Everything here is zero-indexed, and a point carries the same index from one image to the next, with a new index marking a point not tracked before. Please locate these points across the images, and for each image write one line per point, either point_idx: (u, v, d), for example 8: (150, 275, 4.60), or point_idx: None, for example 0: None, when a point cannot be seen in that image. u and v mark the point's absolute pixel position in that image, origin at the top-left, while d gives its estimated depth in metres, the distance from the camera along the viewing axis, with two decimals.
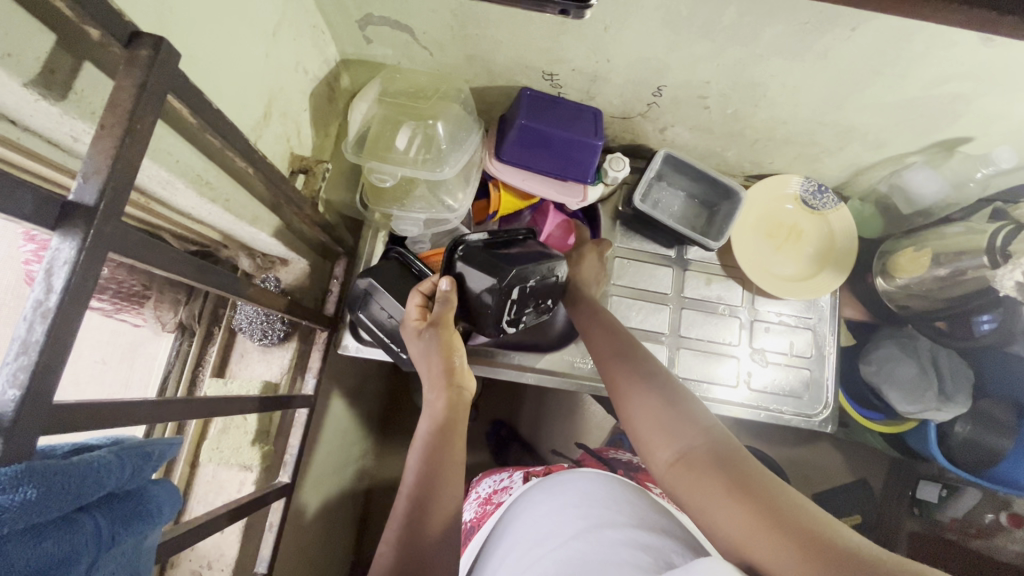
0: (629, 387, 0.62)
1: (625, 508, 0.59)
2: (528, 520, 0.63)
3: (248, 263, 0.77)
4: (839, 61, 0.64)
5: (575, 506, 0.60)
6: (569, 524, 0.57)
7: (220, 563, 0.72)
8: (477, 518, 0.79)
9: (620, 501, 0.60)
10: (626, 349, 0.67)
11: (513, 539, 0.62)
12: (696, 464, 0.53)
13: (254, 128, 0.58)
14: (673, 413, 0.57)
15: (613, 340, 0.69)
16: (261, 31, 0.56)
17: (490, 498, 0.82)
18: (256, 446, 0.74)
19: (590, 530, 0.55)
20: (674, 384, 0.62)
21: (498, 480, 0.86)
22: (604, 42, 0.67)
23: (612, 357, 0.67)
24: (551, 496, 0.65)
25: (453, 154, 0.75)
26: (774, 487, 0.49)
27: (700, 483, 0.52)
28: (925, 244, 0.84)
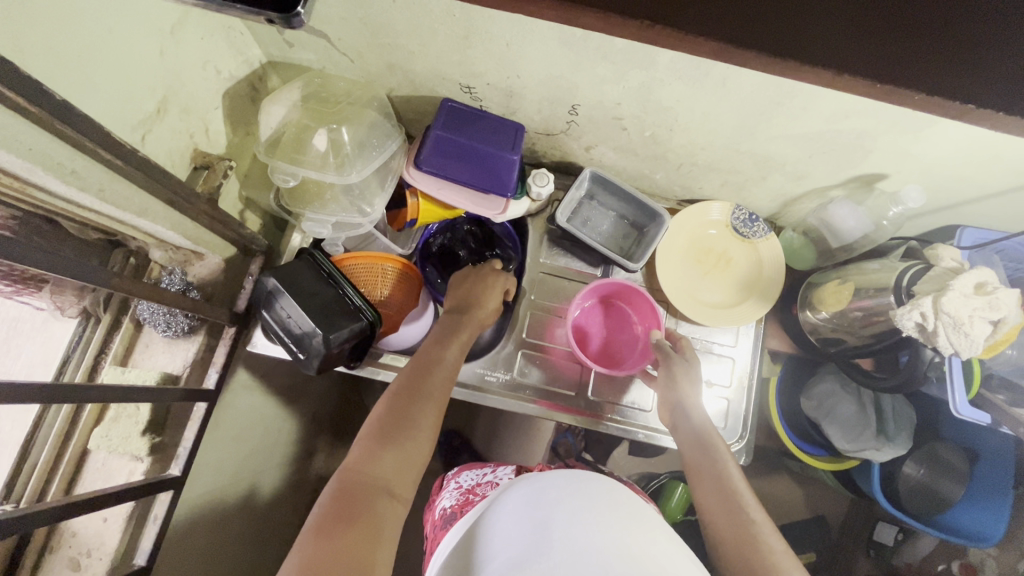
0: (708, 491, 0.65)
1: (618, 501, 0.60)
2: (508, 505, 0.62)
3: (160, 255, 0.75)
4: (738, 89, 0.64)
5: (563, 493, 0.60)
6: (563, 511, 0.56)
7: (100, 551, 0.72)
8: (458, 505, 0.79)
9: (606, 497, 0.60)
10: (716, 457, 0.68)
11: (492, 520, 0.61)
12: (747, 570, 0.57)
13: (144, 122, 0.59)
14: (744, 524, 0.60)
15: (702, 444, 0.70)
16: (154, 28, 0.57)
17: (472, 489, 0.83)
18: (147, 436, 0.75)
19: (591, 517, 0.55)
20: (744, 491, 0.64)
21: (482, 475, 0.88)
22: (510, 57, 0.68)
23: (696, 451, 0.69)
24: (534, 484, 0.64)
25: (361, 160, 0.76)
26: None
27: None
28: (849, 278, 0.83)
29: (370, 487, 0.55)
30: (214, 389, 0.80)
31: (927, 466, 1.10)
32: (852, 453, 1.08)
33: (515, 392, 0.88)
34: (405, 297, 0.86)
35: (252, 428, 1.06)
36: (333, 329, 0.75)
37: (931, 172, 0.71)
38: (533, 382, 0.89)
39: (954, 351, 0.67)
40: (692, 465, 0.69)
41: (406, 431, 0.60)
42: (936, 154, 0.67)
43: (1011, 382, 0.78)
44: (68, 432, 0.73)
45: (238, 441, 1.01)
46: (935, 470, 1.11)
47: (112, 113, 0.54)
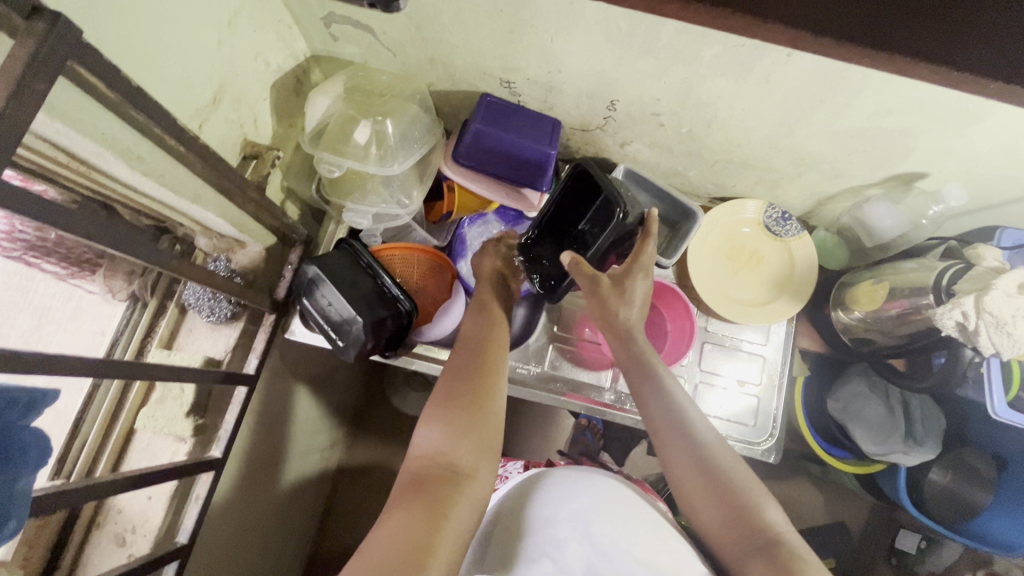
0: (675, 452, 0.65)
1: (625, 507, 0.66)
2: (535, 500, 0.68)
3: (205, 243, 0.77)
4: (781, 85, 0.64)
5: (585, 492, 0.67)
6: (580, 515, 0.64)
7: (144, 528, 0.74)
8: None
9: (617, 492, 0.68)
10: (676, 416, 0.66)
11: (523, 517, 0.67)
12: (756, 559, 0.57)
13: (200, 112, 0.61)
14: (717, 485, 0.62)
15: (656, 393, 0.68)
16: (213, 20, 0.59)
17: None
18: (191, 418, 0.77)
19: (601, 536, 0.62)
20: (714, 447, 0.64)
21: (492, 470, 0.88)
22: (553, 52, 0.69)
23: (654, 413, 0.68)
24: (563, 478, 0.69)
25: (403, 153, 0.78)
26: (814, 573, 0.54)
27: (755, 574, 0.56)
28: (883, 278, 0.83)
29: None
30: (254, 373, 0.82)
31: (953, 471, 1.10)
32: (880, 456, 1.07)
33: (546, 386, 0.89)
34: (438, 288, 0.87)
35: (281, 416, 1.08)
36: (373, 318, 0.76)
37: (972, 170, 0.71)
38: (564, 375, 0.90)
39: (995, 352, 0.67)
40: (652, 425, 0.68)
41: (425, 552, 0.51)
42: (980, 152, 0.67)
43: None
44: (116, 411, 0.75)
45: (269, 427, 1.04)
46: (963, 476, 1.10)
47: (172, 101, 0.56)
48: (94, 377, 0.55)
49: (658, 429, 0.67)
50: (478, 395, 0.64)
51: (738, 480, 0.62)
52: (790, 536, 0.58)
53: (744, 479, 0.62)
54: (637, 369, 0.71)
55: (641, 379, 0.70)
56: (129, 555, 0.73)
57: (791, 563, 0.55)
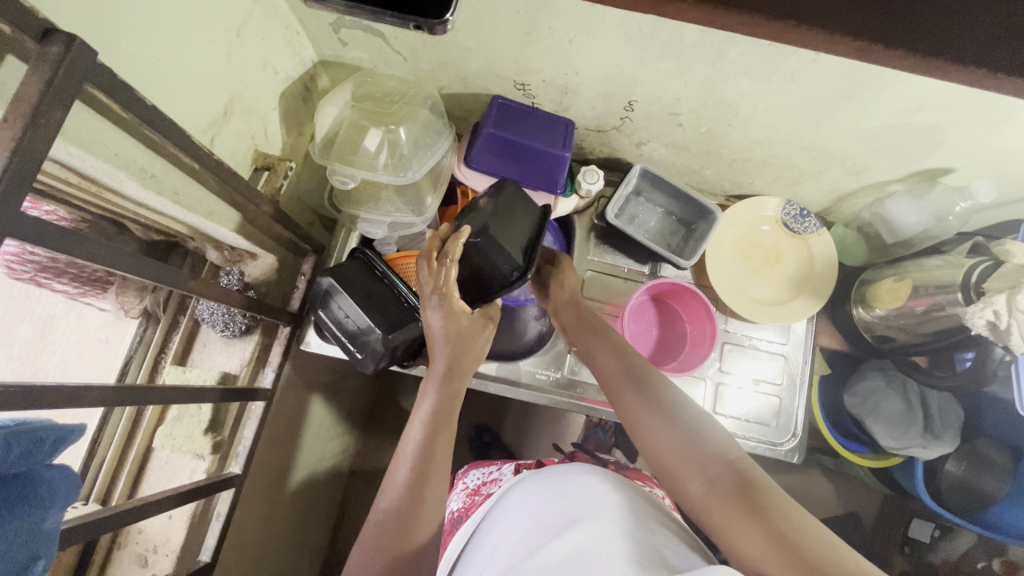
0: (625, 395, 0.65)
1: (614, 497, 0.58)
2: (508, 516, 0.62)
3: (216, 255, 0.76)
4: (806, 83, 0.62)
5: (566, 494, 0.59)
6: (562, 513, 0.56)
7: (166, 548, 0.73)
8: (464, 509, 0.80)
9: (595, 490, 0.59)
10: (630, 371, 0.67)
11: (499, 530, 0.60)
12: (724, 497, 0.53)
13: (211, 125, 0.60)
14: (671, 425, 0.60)
15: (611, 352, 0.71)
16: (222, 31, 0.57)
17: (478, 489, 0.83)
18: (210, 435, 0.75)
19: (582, 516, 0.53)
20: (667, 391, 0.64)
21: (488, 473, 0.87)
22: (571, 54, 0.67)
23: (608, 368, 0.69)
24: (536, 488, 0.63)
25: (417, 160, 0.76)
26: (781, 503, 0.51)
27: (721, 514, 0.53)
28: (906, 275, 0.81)
29: None
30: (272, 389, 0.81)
31: (969, 463, 1.10)
32: (899, 450, 1.07)
33: (563, 392, 0.88)
34: None
35: (295, 426, 1.07)
36: (392, 329, 0.74)
37: (1001, 165, 0.69)
38: (583, 380, 0.89)
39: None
40: (605, 379, 0.69)
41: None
42: (1010, 147, 0.65)
43: None
44: (133, 429, 0.75)
45: (284, 438, 1.03)
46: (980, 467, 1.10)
47: (184, 116, 0.54)
48: (114, 404, 0.53)
49: (616, 389, 0.67)
50: (433, 431, 0.62)
51: (692, 420, 0.61)
52: (752, 468, 0.56)
53: (705, 423, 0.61)
54: (591, 333, 0.74)
55: (596, 338, 0.74)
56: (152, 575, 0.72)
57: (760, 498, 0.52)
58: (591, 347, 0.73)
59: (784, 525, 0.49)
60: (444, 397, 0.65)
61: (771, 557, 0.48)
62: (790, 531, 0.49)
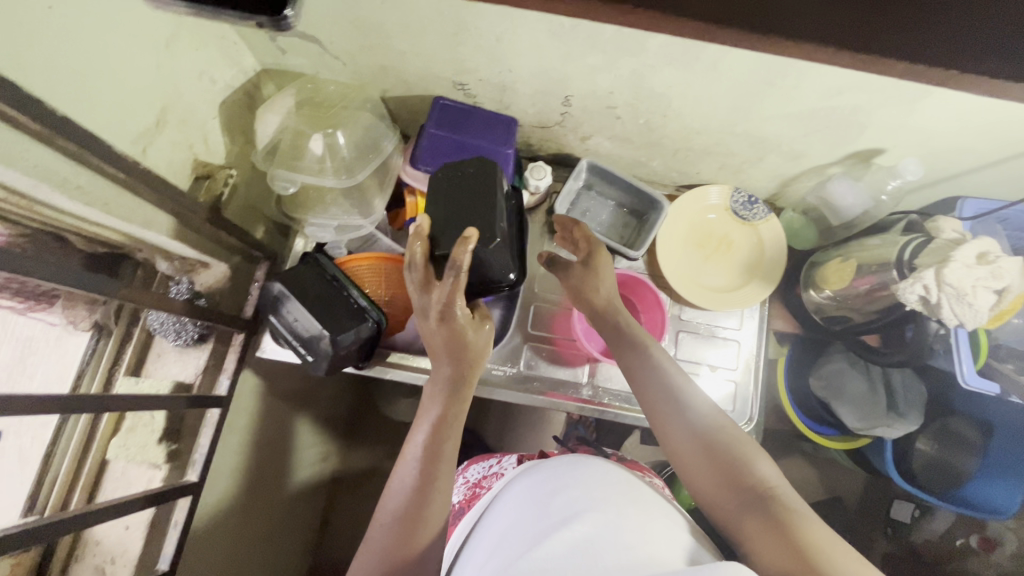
0: (659, 404, 0.66)
1: (615, 488, 0.60)
2: (511, 505, 0.61)
3: (167, 265, 0.76)
4: (730, 71, 0.64)
5: (566, 484, 0.60)
6: (563, 503, 0.57)
7: (123, 558, 0.73)
8: (465, 501, 0.80)
9: (597, 482, 0.60)
10: (660, 379, 0.68)
11: (505, 518, 0.60)
12: (755, 515, 0.55)
13: (144, 135, 0.60)
14: (702, 440, 0.62)
15: (638, 358, 0.71)
16: (148, 42, 0.58)
17: (478, 482, 0.83)
18: (163, 444, 0.77)
19: (586, 508, 0.55)
20: (698, 402, 0.65)
21: (488, 467, 0.87)
22: (502, 52, 0.68)
23: (638, 372, 0.70)
24: (545, 477, 0.63)
25: (358, 163, 0.77)
26: (810, 522, 0.52)
27: (753, 529, 0.55)
28: (851, 255, 0.83)
29: None
30: (226, 395, 0.82)
31: (939, 440, 1.12)
32: (864, 430, 1.08)
33: (520, 386, 0.89)
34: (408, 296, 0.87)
35: (264, 433, 1.07)
36: (342, 330, 0.76)
37: (928, 144, 0.71)
38: (539, 374, 0.90)
39: (959, 323, 0.68)
40: (635, 384, 0.70)
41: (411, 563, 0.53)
42: (933, 125, 0.67)
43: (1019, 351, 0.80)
44: (87, 441, 0.74)
45: (252, 445, 1.03)
46: (949, 444, 1.12)
47: (110, 126, 0.55)
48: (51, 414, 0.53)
49: (646, 395, 0.68)
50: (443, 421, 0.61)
51: (724, 435, 0.62)
52: (783, 489, 0.57)
53: (736, 438, 0.62)
54: (615, 338, 0.75)
55: (621, 344, 0.74)
56: None
57: (786, 515, 0.53)
58: (617, 352, 0.74)
59: (810, 544, 0.50)
60: (453, 401, 0.63)
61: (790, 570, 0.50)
62: (810, 547, 0.50)
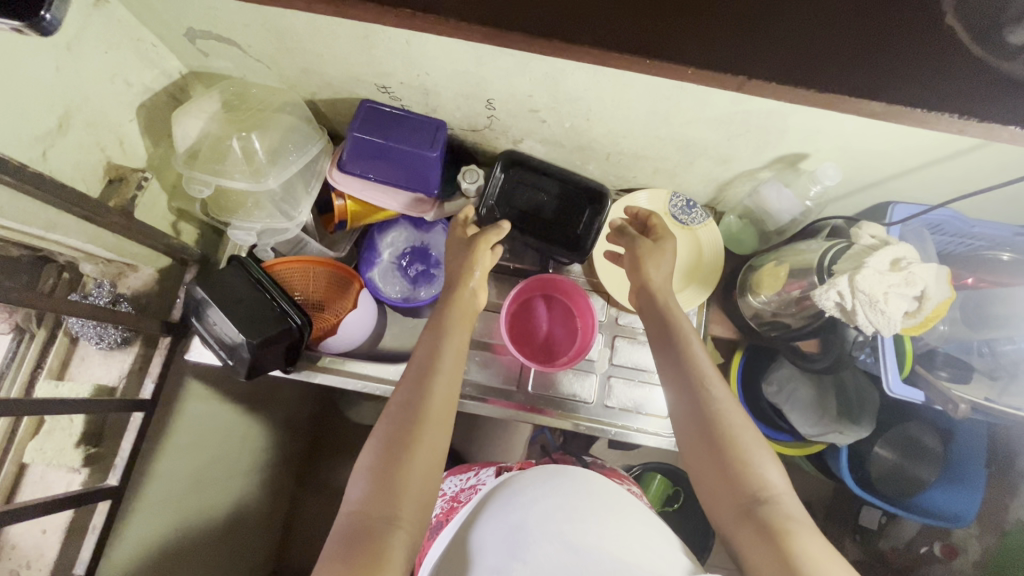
0: (678, 372, 0.66)
1: (605, 493, 0.63)
2: (504, 496, 0.63)
3: (91, 267, 0.76)
4: (637, 74, 0.63)
5: (557, 490, 0.62)
6: (553, 505, 0.59)
7: (39, 562, 0.73)
8: (443, 514, 0.76)
9: (592, 491, 0.62)
10: (686, 351, 0.67)
11: (492, 513, 0.61)
12: (750, 517, 0.55)
13: (44, 138, 0.60)
14: (715, 420, 0.61)
15: (663, 329, 0.71)
16: (43, 44, 0.58)
17: (456, 495, 0.78)
18: (81, 448, 0.76)
19: (576, 512, 0.58)
20: (716, 381, 0.64)
21: (467, 478, 0.83)
22: (414, 54, 0.68)
23: (665, 343, 0.69)
24: (539, 471, 0.66)
25: (277, 170, 0.77)
26: (806, 539, 0.52)
27: (746, 530, 0.54)
28: (784, 259, 0.83)
29: (372, 522, 0.52)
30: (151, 399, 0.80)
31: (901, 450, 1.11)
32: (814, 437, 1.07)
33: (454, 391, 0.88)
34: (340, 299, 0.86)
35: None
36: (258, 335, 0.75)
37: (848, 148, 0.70)
38: (472, 379, 0.89)
39: (876, 330, 0.67)
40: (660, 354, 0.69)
41: (401, 463, 0.56)
42: (848, 129, 0.66)
43: (954, 359, 0.78)
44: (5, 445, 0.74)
45: None
46: (910, 454, 1.11)
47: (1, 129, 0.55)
48: None
49: (671, 365, 0.67)
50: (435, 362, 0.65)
51: (738, 426, 0.60)
52: (785, 498, 0.56)
53: (752, 434, 0.60)
54: (649, 312, 0.73)
55: (654, 315, 0.73)
56: None
57: (780, 525, 0.53)
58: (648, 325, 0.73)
59: (800, 557, 0.50)
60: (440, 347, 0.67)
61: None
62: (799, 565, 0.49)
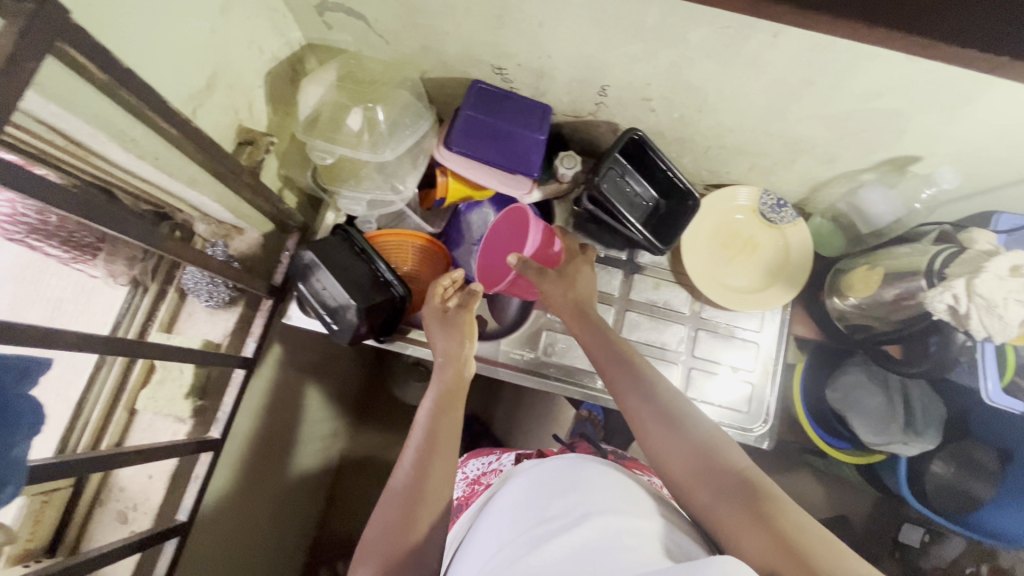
0: (625, 398, 0.66)
1: (613, 485, 0.56)
2: (507, 502, 0.59)
3: (204, 228, 0.78)
4: (768, 67, 0.64)
5: (569, 487, 0.55)
6: (562, 504, 0.53)
7: (145, 506, 0.76)
8: (465, 497, 0.78)
9: (599, 484, 0.56)
10: (626, 364, 0.69)
11: (496, 520, 0.57)
12: (726, 505, 0.54)
13: (196, 96, 0.63)
14: (675, 425, 0.61)
15: (606, 346, 0.71)
16: (205, 7, 0.60)
17: (478, 479, 0.81)
18: (190, 399, 0.78)
19: (586, 509, 0.51)
20: (669, 391, 0.65)
21: (488, 463, 0.84)
22: (543, 37, 0.69)
23: (609, 366, 0.70)
24: (535, 470, 0.62)
25: (396, 140, 0.79)
26: (792, 513, 0.51)
27: (727, 518, 0.53)
28: (878, 263, 0.83)
29: None
30: (252, 356, 0.85)
31: (955, 464, 1.08)
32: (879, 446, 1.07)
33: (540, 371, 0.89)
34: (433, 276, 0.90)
35: (281, 403, 1.09)
36: (367, 301, 0.77)
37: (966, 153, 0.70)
38: (555, 361, 0.90)
39: (986, 335, 0.67)
40: (609, 378, 0.69)
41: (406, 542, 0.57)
42: (972, 133, 0.66)
43: None
44: (118, 391, 0.77)
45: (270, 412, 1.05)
46: (966, 468, 1.08)
47: (168, 83, 0.58)
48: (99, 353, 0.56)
49: (619, 390, 0.67)
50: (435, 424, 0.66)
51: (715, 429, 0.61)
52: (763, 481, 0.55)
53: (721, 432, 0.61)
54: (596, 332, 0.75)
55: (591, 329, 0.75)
56: (130, 531, 0.75)
57: (765, 504, 0.52)
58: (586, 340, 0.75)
59: (789, 533, 0.49)
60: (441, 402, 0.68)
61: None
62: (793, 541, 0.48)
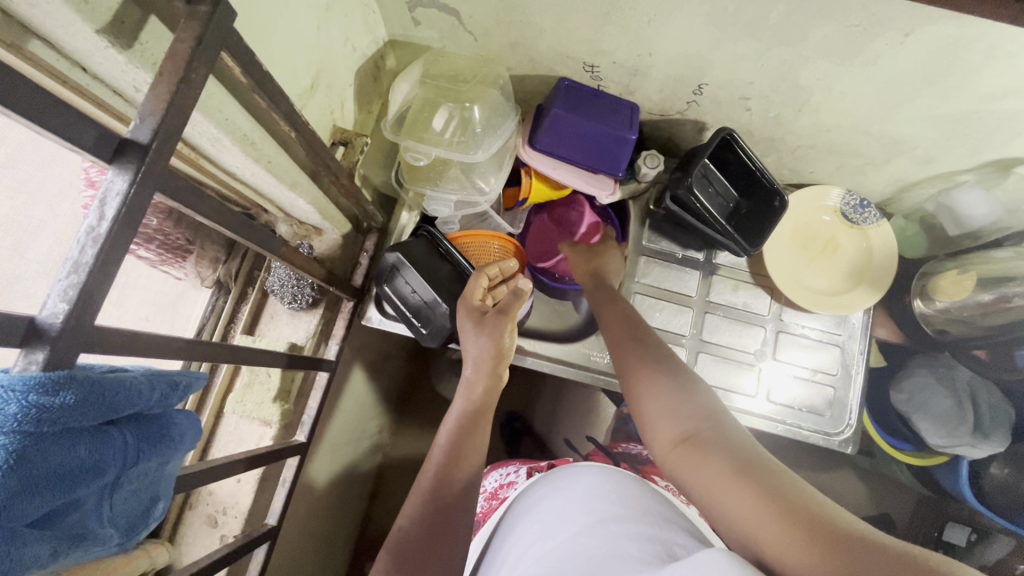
0: (628, 359, 0.66)
1: (634, 497, 0.54)
2: (533, 516, 0.58)
3: (286, 230, 0.76)
4: (890, 66, 0.62)
5: (588, 498, 0.54)
6: (578, 517, 0.52)
7: (234, 510, 0.75)
8: (482, 514, 0.75)
9: (617, 497, 0.54)
10: (632, 332, 0.70)
11: (525, 523, 0.57)
12: (702, 451, 0.52)
13: (301, 96, 0.62)
14: (666, 381, 0.61)
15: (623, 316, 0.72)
16: (315, 5, 0.58)
17: (495, 493, 0.78)
18: (277, 403, 0.78)
19: (597, 518, 0.50)
20: (671, 356, 0.65)
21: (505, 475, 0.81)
22: (648, 34, 0.67)
23: (619, 332, 0.70)
24: (559, 481, 0.62)
25: (487, 140, 0.78)
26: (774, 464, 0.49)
27: (706, 466, 0.51)
28: (970, 267, 0.82)
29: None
30: (336, 360, 0.83)
31: None
32: None
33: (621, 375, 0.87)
34: None
35: (341, 402, 1.08)
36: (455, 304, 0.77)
37: None
38: None
39: None
40: (616, 342, 0.69)
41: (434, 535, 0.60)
42: None
43: None
44: (204, 394, 0.77)
45: (332, 411, 1.04)
46: None
47: (280, 83, 0.57)
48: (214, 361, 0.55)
49: (626, 354, 0.67)
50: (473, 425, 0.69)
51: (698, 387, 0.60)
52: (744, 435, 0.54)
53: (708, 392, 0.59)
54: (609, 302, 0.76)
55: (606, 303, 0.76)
56: (220, 536, 0.74)
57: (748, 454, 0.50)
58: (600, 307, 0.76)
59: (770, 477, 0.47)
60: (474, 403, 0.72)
61: (792, 550, 0.41)
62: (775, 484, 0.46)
